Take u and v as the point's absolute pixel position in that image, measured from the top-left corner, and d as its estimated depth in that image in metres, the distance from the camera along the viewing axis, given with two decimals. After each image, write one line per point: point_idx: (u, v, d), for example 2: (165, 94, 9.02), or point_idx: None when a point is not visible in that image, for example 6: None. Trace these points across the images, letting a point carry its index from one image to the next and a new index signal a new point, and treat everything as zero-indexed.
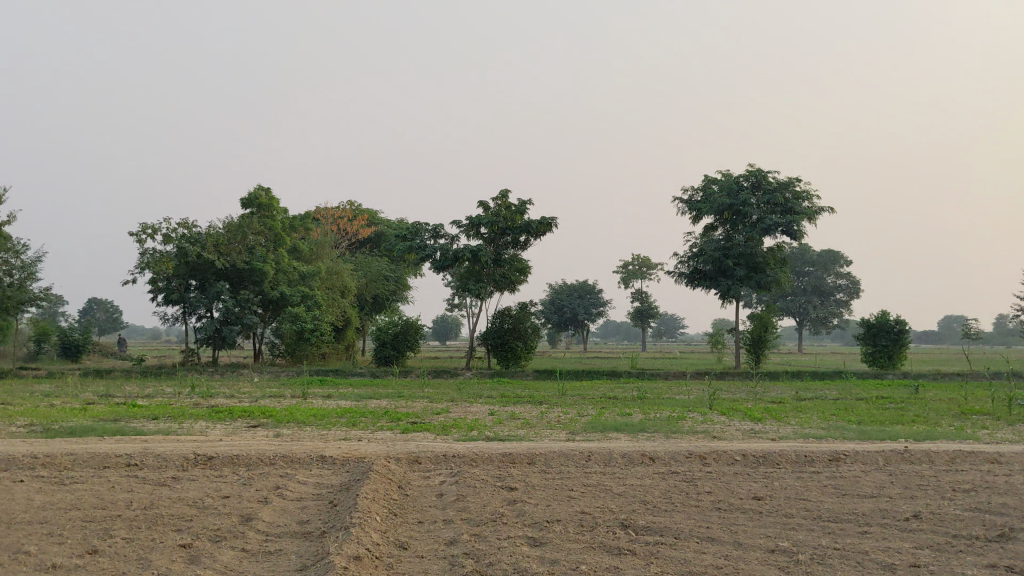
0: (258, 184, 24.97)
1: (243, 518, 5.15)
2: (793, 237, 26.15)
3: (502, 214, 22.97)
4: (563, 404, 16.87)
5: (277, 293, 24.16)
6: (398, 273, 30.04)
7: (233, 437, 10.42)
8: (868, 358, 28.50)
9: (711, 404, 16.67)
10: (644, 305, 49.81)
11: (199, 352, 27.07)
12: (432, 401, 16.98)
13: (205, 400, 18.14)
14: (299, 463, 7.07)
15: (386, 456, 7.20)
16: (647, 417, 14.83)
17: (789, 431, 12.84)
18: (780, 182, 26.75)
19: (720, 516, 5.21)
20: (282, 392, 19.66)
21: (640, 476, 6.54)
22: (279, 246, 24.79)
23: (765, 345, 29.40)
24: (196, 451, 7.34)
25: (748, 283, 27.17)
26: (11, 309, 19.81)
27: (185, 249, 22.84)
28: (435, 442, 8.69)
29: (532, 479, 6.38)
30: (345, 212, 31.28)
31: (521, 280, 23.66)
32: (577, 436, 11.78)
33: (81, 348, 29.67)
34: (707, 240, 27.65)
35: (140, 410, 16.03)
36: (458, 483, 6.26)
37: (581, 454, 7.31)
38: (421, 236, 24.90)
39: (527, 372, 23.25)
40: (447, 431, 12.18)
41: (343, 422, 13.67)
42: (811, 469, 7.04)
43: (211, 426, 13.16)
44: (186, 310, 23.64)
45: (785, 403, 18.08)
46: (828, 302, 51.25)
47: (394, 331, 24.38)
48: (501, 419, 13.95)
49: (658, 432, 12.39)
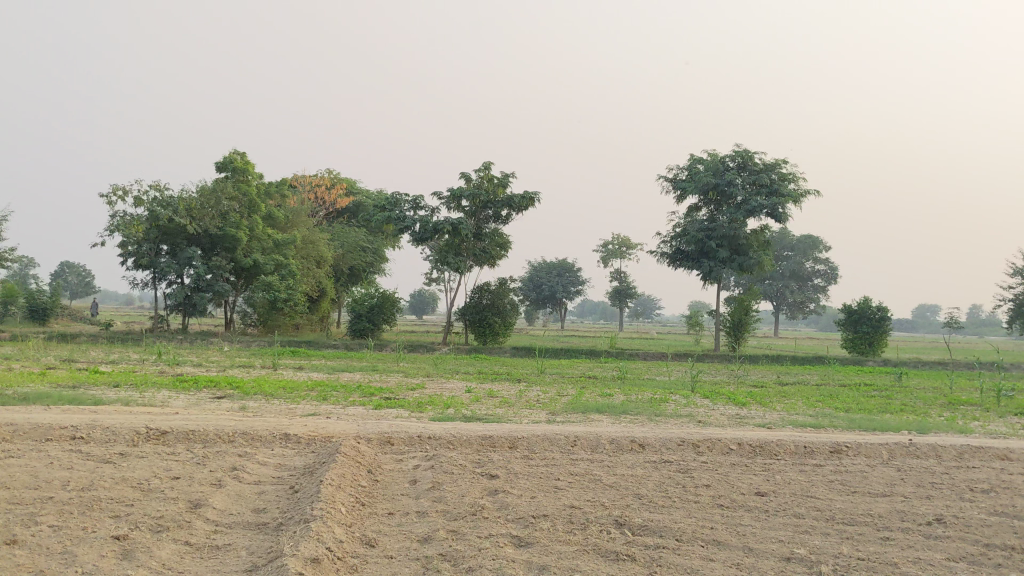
0: (233, 148, 24.11)
1: (191, 504, 4.59)
2: (778, 219, 25.70)
3: (483, 186, 22.37)
4: (541, 383, 16.39)
5: (250, 261, 23.49)
6: (376, 244, 29.36)
7: (194, 409, 9.84)
8: (849, 344, 28.23)
9: (693, 387, 16.26)
10: (624, 285, 49.42)
11: (168, 318, 26.39)
12: (406, 376, 16.47)
13: (172, 368, 17.54)
14: (261, 441, 6.50)
15: (356, 437, 6.64)
16: (629, 399, 14.35)
17: (776, 417, 12.43)
18: (767, 163, 26.25)
19: (725, 515, 4.69)
20: (252, 362, 19.07)
21: (632, 465, 6.02)
22: (253, 212, 24.04)
23: (747, 328, 29.04)
24: (150, 425, 6.74)
25: (731, 265, 26.75)
26: None
27: (156, 213, 22.06)
28: (409, 421, 8.14)
29: (514, 465, 5.85)
30: (323, 180, 30.36)
31: (501, 255, 23.09)
32: (557, 418, 11.31)
33: (48, 312, 28.90)
34: (691, 220, 27.17)
35: (101, 376, 15.42)
36: (435, 469, 5.72)
37: (566, 439, 6.78)
38: (400, 207, 24.25)
39: (505, 350, 22.74)
40: (421, 408, 11.67)
41: (314, 395, 13.15)
42: (813, 462, 6.55)
43: (175, 395, 12.59)
44: (155, 276, 22.94)
45: (768, 388, 17.70)
46: (806, 286, 51.10)
47: (370, 304, 23.74)
48: (479, 396, 13.42)
49: (642, 415, 11.93)
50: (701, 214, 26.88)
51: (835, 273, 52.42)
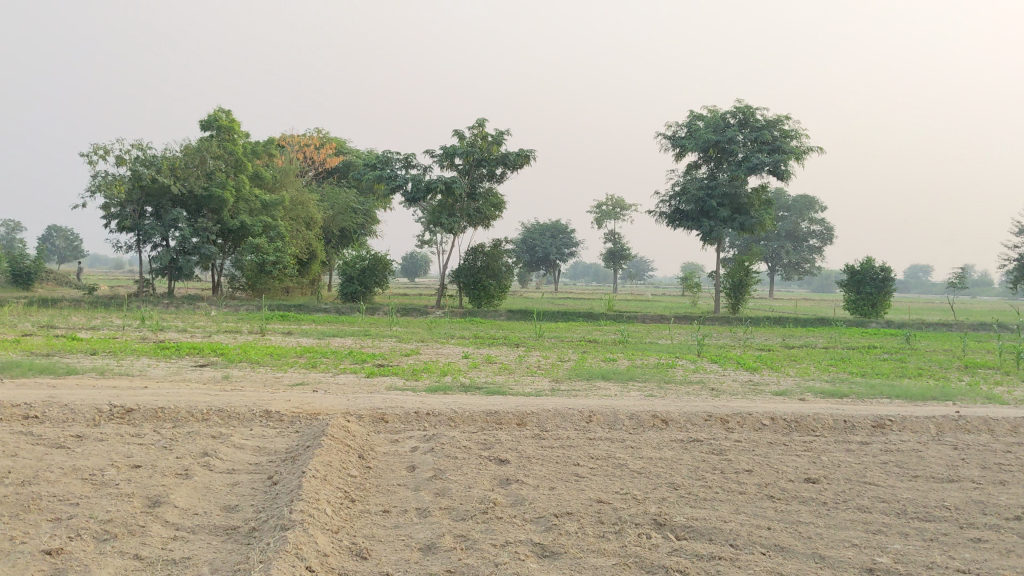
0: (218, 105, 23.07)
1: (149, 501, 3.87)
2: (780, 177, 24.95)
3: (477, 144, 21.53)
4: (541, 348, 15.75)
5: (237, 222, 22.65)
6: (366, 205, 28.49)
7: (173, 381, 9.16)
8: (851, 305, 27.63)
9: (699, 351, 15.61)
10: (618, 247, 48.72)
11: (154, 282, 25.60)
12: (400, 341, 15.80)
13: (156, 333, 16.83)
14: (238, 420, 5.77)
15: (346, 413, 5.92)
16: (635, 363, 13.71)
17: (791, 383, 11.84)
18: (769, 119, 25.37)
19: (778, 511, 4.00)
20: (238, 327, 18.37)
21: (659, 446, 5.33)
22: (239, 171, 23.16)
23: (747, 289, 28.40)
24: (114, 402, 6.00)
25: (731, 225, 26.03)
26: None
27: (139, 173, 21.14)
28: (403, 394, 7.42)
29: (526, 448, 5.15)
30: (312, 139, 29.39)
31: (495, 216, 22.36)
32: (561, 386, 10.70)
33: (32, 276, 28.12)
34: (690, 178, 26.40)
35: (80, 343, 14.70)
36: (436, 455, 5.01)
37: (581, 415, 6.08)
38: (391, 165, 23.41)
39: (501, 313, 22.05)
40: (417, 376, 11.02)
41: (302, 362, 12.48)
42: (858, 439, 5.88)
43: (154, 363, 11.89)
44: (139, 238, 22.10)
45: (776, 351, 17.10)
46: (802, 247, 50.51)
47: (361, 266, 22.97)
48: (476, 363, 12.75)
49: (650, 382, 11.30)
50: (701, 172, 26.11)
51: (830, 233, 51.79)
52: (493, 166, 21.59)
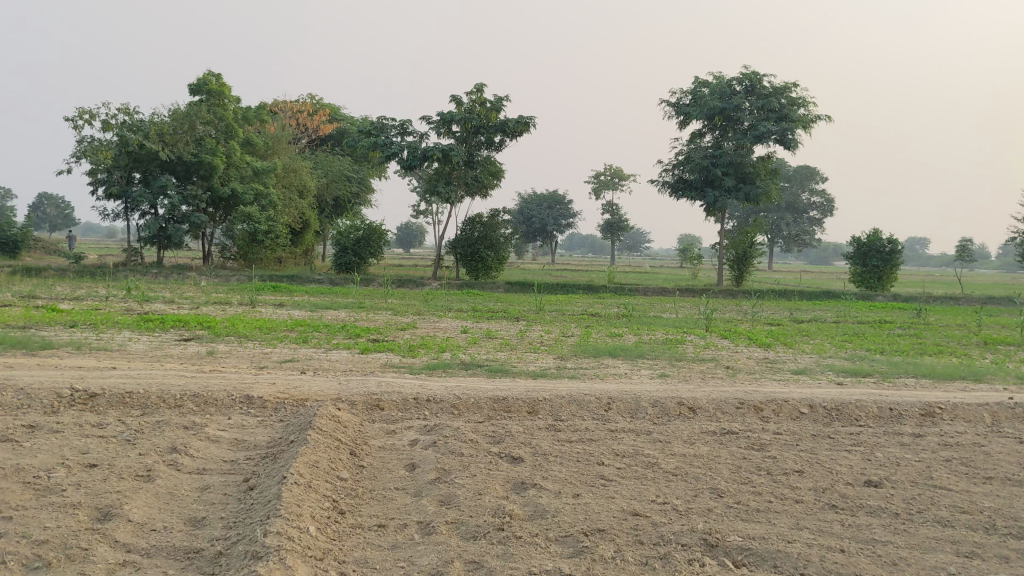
0: (208, 69, 22.24)
1: (99, 514, 3.24)
2: (787, 146, 24.24)
3: (476, 111, 20.72)
4: (543, 322, 15.12)
5: (227, 190, 21.89)
6: (361, 173, 27.70)
7: (152, 358, 8.50)
8: (857, 279, 26.99)
9: (707, 325, 14.95)
10: (615, 218, 47.97)
11: (143, 250, 24.89)
12: (397, 314, 15.15)
13: (141, 305, 16.17)
14: (215, 407, 5.12)
15: (338, 399, 5.28)
16: (643, 339, 13.06)
17: (809, 361, 11.23)
18: (776, 85, 24.59)
19: (847, 528, 3.40)
20: (228, 298, 17.71)
21: (692, 441, 4.71)
22: (230, 138, 22.40)
23: (750, 262, 27.76)
24: (76, 385, 5.33)
25: (736, 196, 25.36)
26: None
27: (126, 138, 20.33)
28: (400, 376, 6.79)
29: (541, 442, 4.52)
30: (305, 106, 28.47)
31: (494, 184, 21.64)
32: (567, 364, 10.08)
33: (20, 244, 27.42)
34: (694, 146, 25.67)
35: (60, 314, 14.01)
36: (438, 450, 4.37)
37: (599, 401, 5.45)
38: (387, 132, 22.66)
39: (498, 285, 21.41)
40: (413, 353, 10.37)
41: (294, 336, 11.84)
42: (910, 431, 5.27)
43: (135, 337, 11.24)
44: (127, 206, 21.34)
45: (786, 326, 16.48)
46: (802, 219, 49.78)
47: (355, 236, 22.27)
48: (476, 338, 12.10)
49: (661, 359, 10.69)
50: (706, 140, 25.38)
51: (831, 204, 51.03)
52: (492, 133, 20.84)
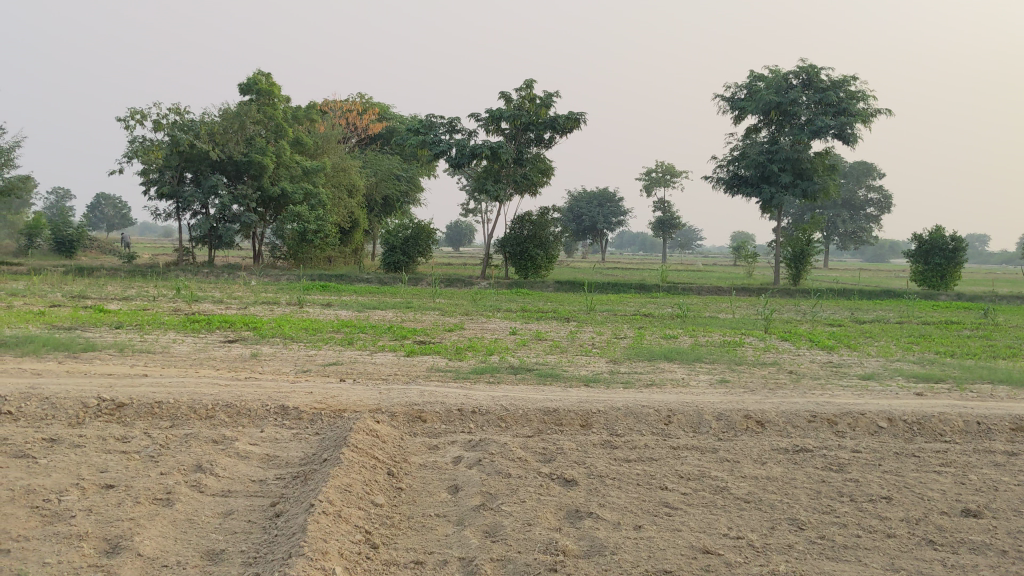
0: (257, 68, 22.21)
1: (107, 547, 2.92)
2: (846, 141, 23.49)
3: (525, 107, 20.34)
4: (594, 323, 14.72)
5: (277, 189, 21.79)
6: (410, 172, 27.48)
7: (193, 363, 8.26)
8: (918, 277, 26.12)
9: (766, 327, 14.43)
10: (667, 215, 47.27)
11: (194, 250, 24.92)
12: (445, 314, 14.87)
13: (189, 304, 16.06)
14: (248, 419, 4.80)
15: (379, 410, 4.95)
16: (699, 341, 12.58)
17: (875, 365, 10.68)
18: (835, 79, 23.85)
19: (951, 570, 2.98)
20: (276, 298, 17.57)
21: (762, 461, 4.30)
22: (280, 137, 22.31)
23: (808, 261, 27.02)
24: (105, 394, 5.05)
25: (793, 192, 24.68)
26: None
27: (177, 138, 20.30)
28: (447, 384, 6.45)
29: (597, 461, 4.14)
30: (355, 105, 28.30)
31: (544, 182, 21.26)
32: (621, 368, 9.68)
33: (75, 244, 27.67)
34: (750, 142, 25.04)
35: (107, 315, 13.94)
36: (484, 470, 4.00)
37: (660, 414, 5.05)
38: (435, 130, 22.39)
39: (548, 284, 21.02)
40: (461, 355, 10.05)
41: (339, 337, 11.57)
42: (1004, 449, 4.78)
43: (180, 339, 11.05)
44: (178, 205, 21.33)
45: (848, 326, 15.87)
46: (859, 216, 48.64)
47: (404, 235, 22.03)
48: (526, 340, 11.72)
49: (720, 364, 10.23)
50: (762, 136, 24.73)
51: (889, 201, 49.76)
52: (541, 130, 20.45)
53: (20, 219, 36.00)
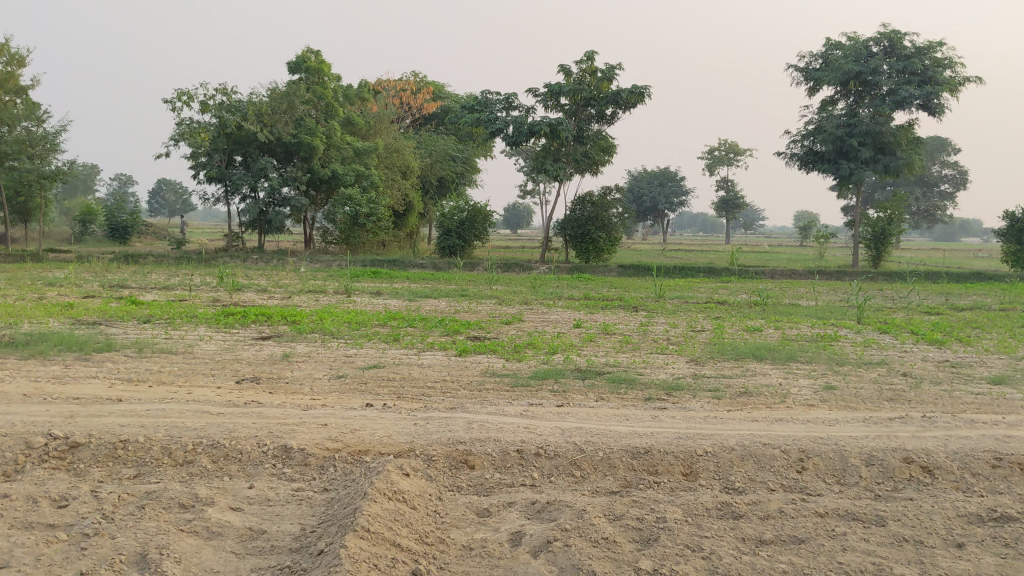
0: (306, 46, 21.12)
1: None
2: (932, 111, 21.58)
3: (585, 81, 18.93)
4: (666, 312, 13.36)
5: (328, 171, 20.69)
6: (465, 153, 26.28)
7: (215, 378, 7.10)
8: (1011, 258, 24.03)
9: (860, 318, 12.93)
10: (731, 195, 45.42)
11: (244, 236, 24.01)
12: (502, 303, 13.63)
13: (229, 295, 14.98)
14: (238, 467, 3.63)
15: (415, 453, 3.73)
16: (789, 335, 11.13)
17: (1000, 365, 9.16)
18: (920, 45, 21.92)
19: None
20: (323, 286, 16.50)
21: (957, 542, 2.98)
22: (330, 117, 21.23)
23: (890, 241, 25.21)
24: (62, 428, 3.90)
25: (874, 168, 22.92)
26: (32, 183, 18.71)
27: (224, 119, 19.25)
28: (511, 406, 5.18)
29: (721, 549, 2.86)
30: (408, 84, 27.20)
31: (606, 161, 19.85)
32: (707, 371, 8.30)
33: (128, 230, 26.96)
34: (826, 114, 23.28)
35: (139, 307, 12.92)
36: (556, 564, 2.73)
37: (789, 461, 3.76)
38: (492, 107, 21.12)
39: (611, 269, 19.65)
40: (519, 355, 8.78)
41: (385, 333, 10.39)
42: None
43: (208, 336, 9.95)
44: (226, 189, 20.36)
45: (948, 316, 14.26)
46: (933, 194, 46.18)
47: (459, 218, 20.80)
48: (593, 335, 10.41)
49: (818, 364, 8.83)
50: (839, 108, 22.96)
51: (965, 177, 47.27)
52: (604, 105, 19.00)
53: (75, 204, 35.52)
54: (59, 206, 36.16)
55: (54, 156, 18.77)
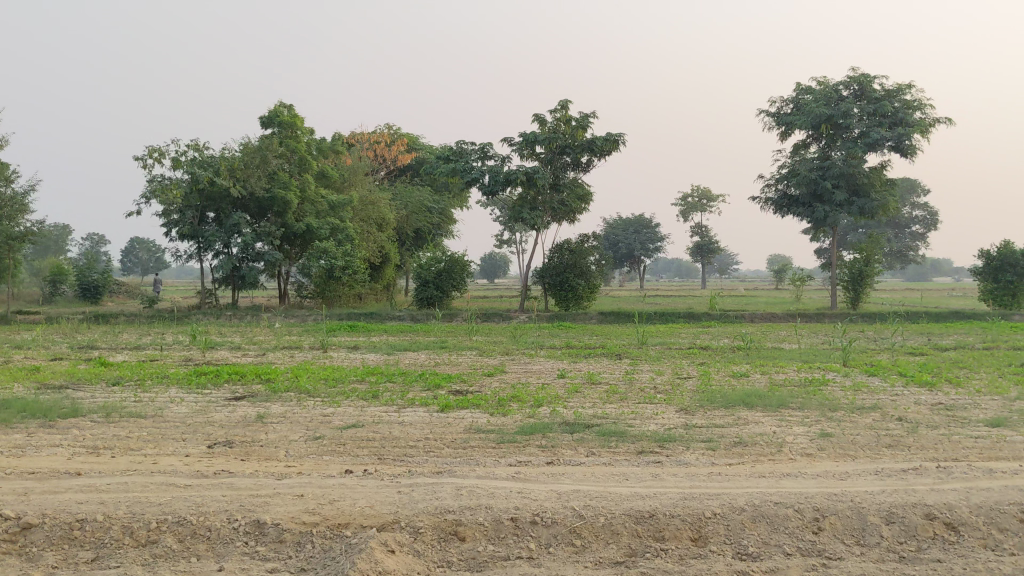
0: (278, 100, 20.97)
1: None
2: (904, 153, 21.69)
3: (560, 130, 18.86)
4: (649, 360, 13.12)
5: (302, 225, 20.44)
6: (441, 204, 26.13)
7: (186, 444, 6.75)
8: (989, 296, 24.01)
9: (847, 360, 12.74)
10: (706, 241, 45.55)
11: (218, 293, 23.63)
12: (483, 355, 13.34)
13: (202, 353, 14.58)
14: (208, 546, 3.34)
15: (404, 524, 3.45)
16: (777, 380, 10.89)
17: (993, 407, 8.96)
18: (889, 87, 22.09)
19: None
20: (299, 342, 16.16)
21: None
22: (304, 170, 21.03)
23: (868, 282, 25.19)
24: (15, 507, 3.59)
25: (848, 210, 22.97)
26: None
27: (196, 176, 18.96)
28: (503, 466, 4.89)
29: None
30: (382, 136, 27.11)
31: (583, 208, 19.73)
32: (698, 421, 8.03)
33: (100, 290, 26.48)
34: (799, 158, 23.36)
35: (109, 368, 12.52)
36: None
37: (803, 522, 3.52)
38: (467, 157, 21.01)
39: (592, 316, 19.44)
40: (503, 409, 8.48)
41: (363, 388, 10.06)
42: None
43: (180, 398, 9.59)
44: (199, 245, 20.02)
45: (932, 356, 14.12)
46: (904, 235, 46.51)
47: (436, 269, 20.57)
48: (577, 385, 10.13)
49: (810, 411, 8.59)
50: (812, 151, 23.04)
51: (935, 217, 47.70)
52: (579, 153, 18.92)
53: (46, 264, 34.97)
54: (29, 266, 35.57)
55: (23, 216, 18.42)
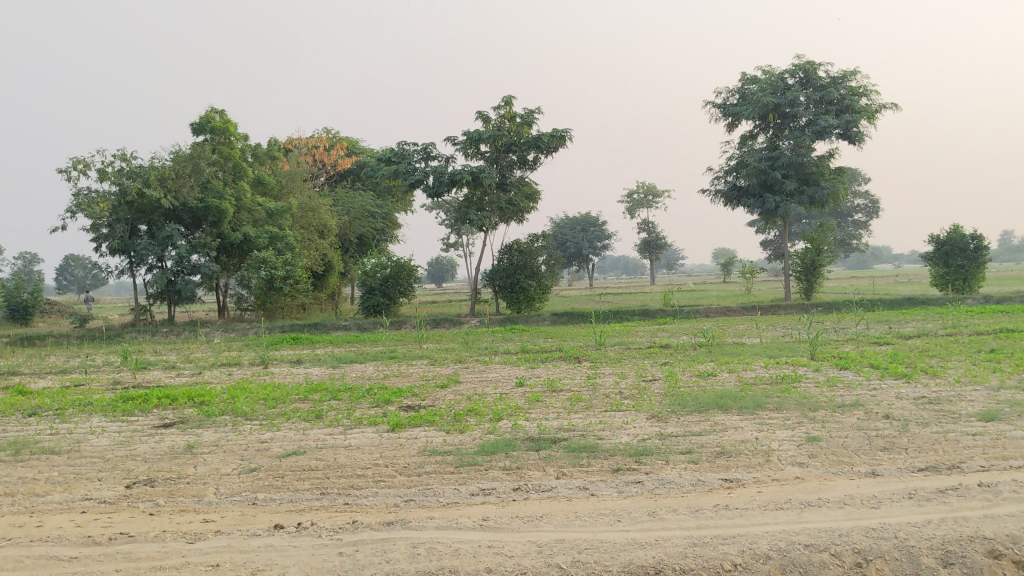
0: (209, 105, 19.89)
1: None
2: (853, 140, 21.32)
3: (505, 127, 18.14)
4: (609, 362, 12.46)
5: (239, 235, 19.43)
6: (384, 208, 25.24)
7: (102, 485, 5.88)
8: (940, 281, 23.76)
9: (814, 353, 12.19)
10: (653, 237, 45.19)
11: (153, 308, 22.49)
12: (434, 364, 12.55)
13: (133, 375, 13.60)
14: None
15: None
16: (747, 379, 10.29)
17: (979, 398, 8.42)
18: (835, 75, 21.75)
19: None
20: (238, 358, 15.21)
21: None
22: (238, 178, 20.00)
23: (820, 272, 24.84)
24: None
25: (799, 200, 22.58)
26: None
27: (124, 187, 17.84)
28: (467, 503, 4.14)
29: None
30: (321, 140, 26.08)
31: (530, 207, 19.04)
32: (673, 429, 7.35)
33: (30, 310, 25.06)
34: (748, 148, 22.91)
35: (28, 397, 11.49)
36: None
37: (841, 569, 2.88)
38: (409, 159, 20.18)
39: (545, 318, 18.78)
40: (459, 426, 7.72)
41: (305, 408, 9.22)
42: None
43: (100, 428, 8.65)
44: (130, 260, 18.90)
45: (898, 345, 13.66)
46: (847, 224, 46.62)
47: (382, 276, 19.74)
48: (537, 394, 9.40)
49: (790, 412, 7.95)
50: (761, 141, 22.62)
51: (877, 205, 47.89)
52: (524, 150, 18.22)
53: None
54: None
55: None
